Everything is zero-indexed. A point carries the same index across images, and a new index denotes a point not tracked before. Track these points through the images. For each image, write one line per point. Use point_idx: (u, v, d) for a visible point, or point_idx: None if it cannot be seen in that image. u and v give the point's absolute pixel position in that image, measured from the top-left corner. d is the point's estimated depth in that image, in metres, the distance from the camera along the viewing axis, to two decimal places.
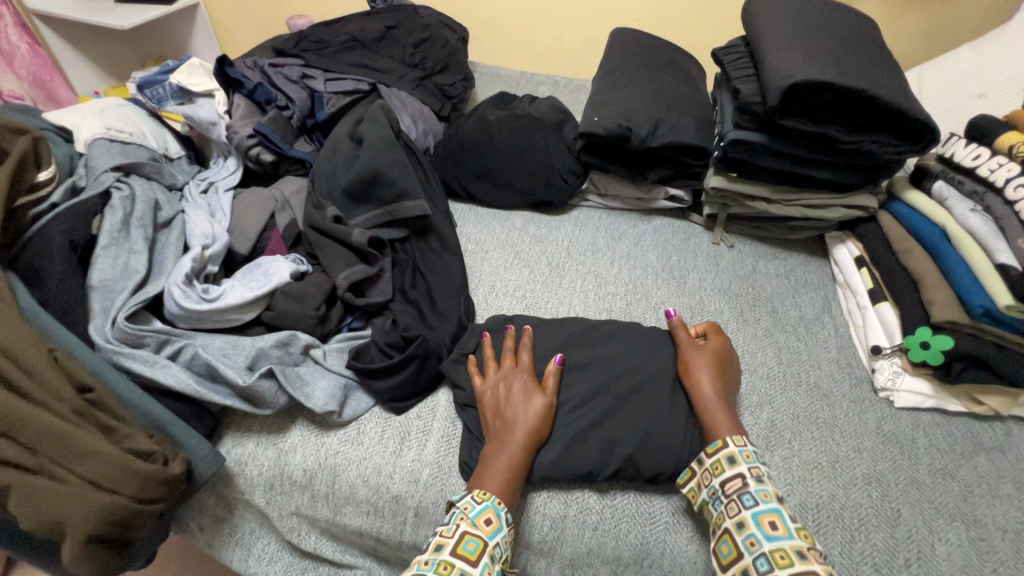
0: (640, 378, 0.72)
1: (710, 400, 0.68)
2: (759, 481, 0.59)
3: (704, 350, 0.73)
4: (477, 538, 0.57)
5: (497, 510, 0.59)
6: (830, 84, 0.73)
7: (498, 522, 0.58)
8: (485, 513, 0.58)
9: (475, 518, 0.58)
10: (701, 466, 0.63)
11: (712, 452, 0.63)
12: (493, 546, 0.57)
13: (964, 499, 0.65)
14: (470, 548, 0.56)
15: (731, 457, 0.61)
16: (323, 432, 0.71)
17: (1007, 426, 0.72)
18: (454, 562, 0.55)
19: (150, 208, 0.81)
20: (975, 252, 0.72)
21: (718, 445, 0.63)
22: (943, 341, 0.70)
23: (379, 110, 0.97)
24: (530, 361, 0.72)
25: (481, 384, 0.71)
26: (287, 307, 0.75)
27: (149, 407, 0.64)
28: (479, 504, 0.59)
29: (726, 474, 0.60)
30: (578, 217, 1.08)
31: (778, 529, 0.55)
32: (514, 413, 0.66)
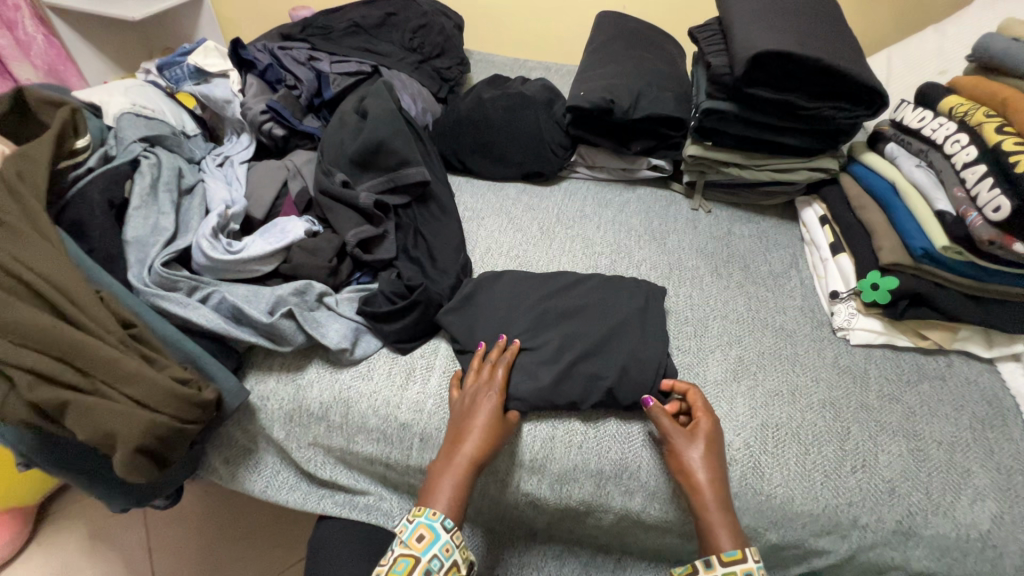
0: (621, 319, 0.81)
1: (712, 505, 0.64)
2: None
3: (692, 440, 0.67)
4: (408, 557, 0.60)
5: (429, 525, 0.63)
6: (790, 54, 0.82)
7: (431, 535, 0.62)
8: (418, 531, 0.62)
9: (408, 539, 0.62)
10: (710, 570, 0.61)
11: (727, 562, 0.61)
12: (427, 560, 0.61)
13: (907, 418, 0.74)
14: (401, 568, 0.60)
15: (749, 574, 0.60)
16: (337, 369, 0.79)
17: (950, 358, 0.81)
18: None
19: (175, 174, 0.89)
20: (919, 202, 0.80)
21: (735, 556, 0.61)
22: (890, 282, 0.78)
23: (382, 87, 1.05)
24: (505, 378, 0.73)
25: (456, 395, 0.74)
26: (303, 260, 0.83)
27: (183, 343, 0.72)
28: (412, 523, 0.63)
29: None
30: (568, 188, 1.16)
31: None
32: (472, 428, 0.68)
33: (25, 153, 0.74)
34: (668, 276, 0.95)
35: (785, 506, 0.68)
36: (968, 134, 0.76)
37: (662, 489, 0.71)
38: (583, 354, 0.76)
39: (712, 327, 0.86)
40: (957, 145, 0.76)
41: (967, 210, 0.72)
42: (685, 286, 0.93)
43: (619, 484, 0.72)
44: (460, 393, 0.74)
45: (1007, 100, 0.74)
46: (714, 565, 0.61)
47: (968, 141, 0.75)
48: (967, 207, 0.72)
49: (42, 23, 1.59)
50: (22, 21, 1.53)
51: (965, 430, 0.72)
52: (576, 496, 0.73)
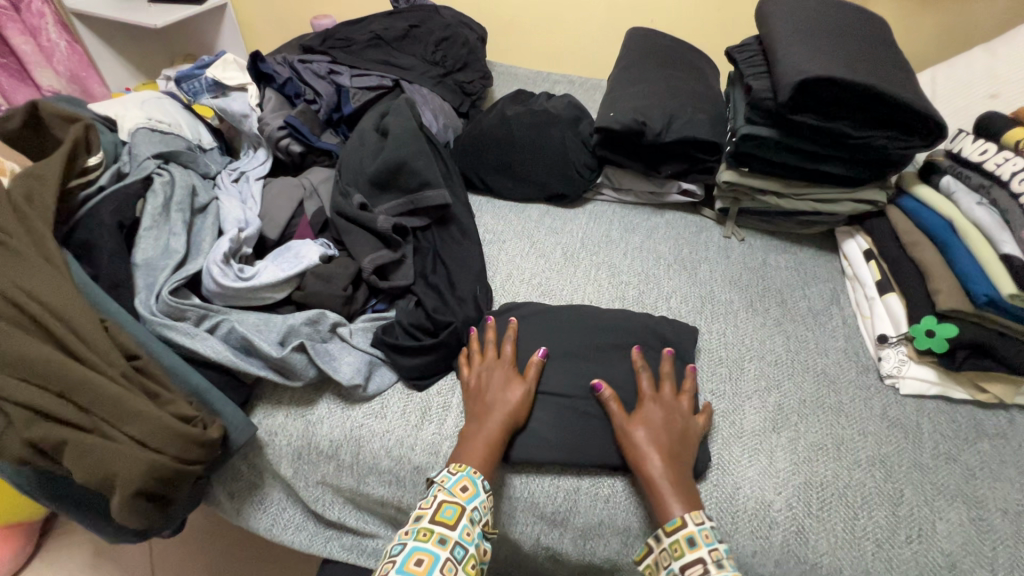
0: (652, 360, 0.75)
1: (660, 478, 0.62)
2: (719, 566, 0.56)
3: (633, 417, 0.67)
4: (454, 504, 0.60)
5: (472, 478, 0.62)
6: (840, 80, 0.76)
7: (474, 489, 0.62)
8: (461, 482, 0.62)
9: (452, 487, 0.61)
10: (659, 544, 0.60)
11: (670, 531, 0.59)
12: (471, 509, 0.60)
13: (966, 482, 0.67)
14: (448, 514, 0.59)
15: (691, 538, 0.58)
16: (349, 405, 0.75)
17: (1011, 414, 0.74)
18: (433, 528, 0.58)
19: (188, 193, 0.86)
20: (981, 243, 0.74)
21: (676, 525, 0.59)
22: (947, 330, 0.72)
23: (404, 104, 1.01)
24: (512, 352, 0.75)
25: (467, 371, 0.75)
26: (317, 287, 0.79)
27: (190, 376, 0.68)
28: (455, 475, 0.62)
29: (685, 558, 0.57)
30: (592, 210, 1.11)
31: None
32: (500, 395, 0.70)
33: (36, 172, 0.72)
34: (700, 310, 0.89)
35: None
36: None
37: None
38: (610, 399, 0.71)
39: (749, 370, 0.80)
40: None
41: None
42: (717, 321, 0.88)
43: None
44: (468, 371, 0.75)
45: None
46: (660, 537, 0.59)
47: None
48: None
49: (64, 31, 1.53)
50: (46, 27, 1.48)
51: None
52: (600, 553, 0.68)
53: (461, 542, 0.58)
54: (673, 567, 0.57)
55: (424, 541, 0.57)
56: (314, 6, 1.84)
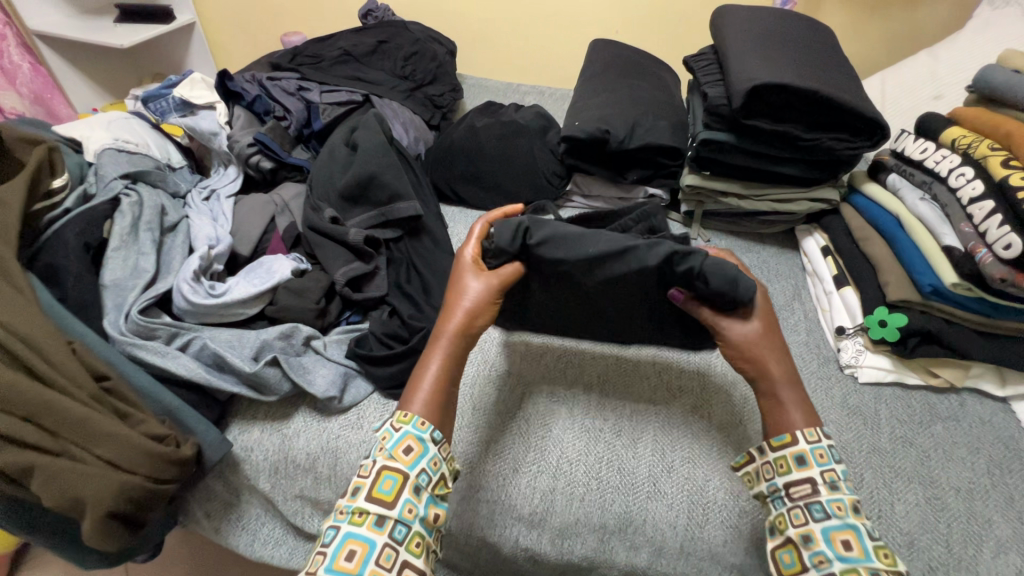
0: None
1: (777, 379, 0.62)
2: (832, 489, 0.54)
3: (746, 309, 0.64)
4: (394, 475, 0.54)
5: (417, 436, 0.57)
6: (787, 86, 0.80)
7: (421, 448, 0.57)
8: (404, 442, 0.56)
9: (393, 450, 0.56)
10: (762, 457, 0.59)
11: (776, 446, 0.58)
12: (414, 477, 0.55)
13: (922, 463, 0.71)
14: (387, 487, 0.54)
15: (801, 457, 0.57)
16: (325, 417, 0.76)
17: (961, 397, 0.78)
18: (368, 508, 0.53)
19: (157, 212, 0.86)
20: (926, 237, 0.78)
21: (785, 441, 0.58)
22: (898, 319, 0.76)
23: (373, 118, 1.03)
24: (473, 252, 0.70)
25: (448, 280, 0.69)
26: (290, 301, 0.79)
27: (161, 395, 0.68)
28: (398, 433, 0.57)
29: (793, 475, 0.56)
30: (563, 217, 1.13)
31: (851, 550, 0.51)
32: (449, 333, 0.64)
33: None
34: None
35: None
36: (973, 167, 0.74)
37: (669, 545, 0.67)
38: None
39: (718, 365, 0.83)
40: (962, 178, 0.75)
41: (976, 246, 0.70)
42: None
43: (623, 539, 0.68)
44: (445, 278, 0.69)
45: (1011, 133, 0.72)
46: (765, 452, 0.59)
47: (973, 175, 0.73)
48: (976, 243, 0.70)
49: (26, 52, 1.56)
50: (6, 49, 1.50)
51: (983, 475, 0.69)
52: (577, 552, 0.69)
53: (402, 520, 0.53)
54: (775, 480, 0.58)
55: (359, 523, 0.53)
56: (284, 25, 1.85)
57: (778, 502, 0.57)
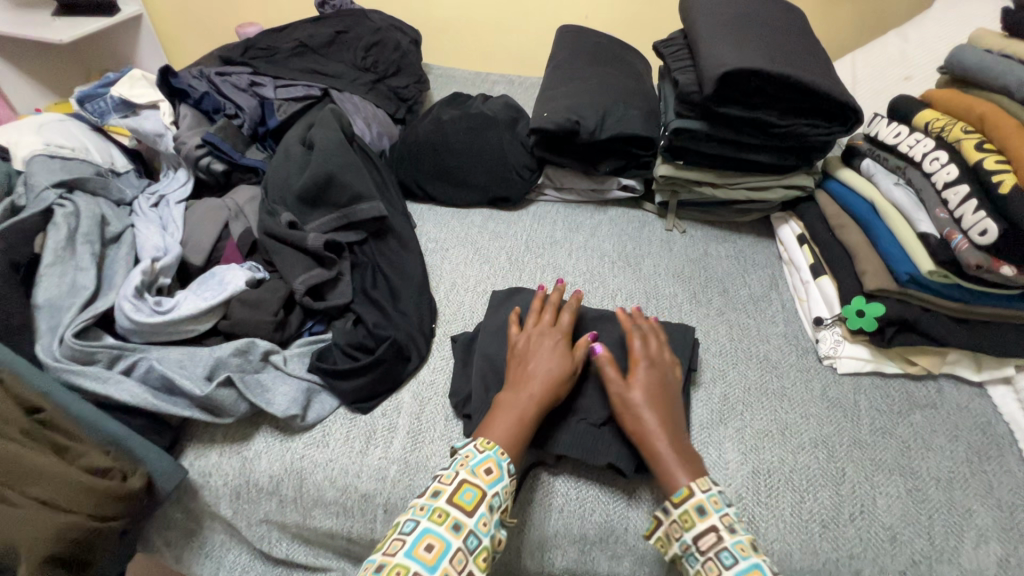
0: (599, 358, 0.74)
1: (665, 450, 0.60)
2: (732, 532, 0.54)
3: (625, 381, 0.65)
4: (474, 488, 0.56)
5: (498, 461, 0.58)
6: (759, 71, 0.77)
7: (498, 472, 0.57)
8: (485, 463, 0.57)
9: (475, 467, 0.57)
10: (668, 516, 0.57)
11: (678, 502, 0.57)
12: (491, 496, 0.56)
13: (902, 454, 0.70)
14: (468, 497, 0.55)
15: (700, 507, 0.56)
16: (288, 437, 0.71)
17: (939, 384, 0.78)
18: (449, 510, 0.54)
19: (96, 223, 0.80)
20: (901, 223, 0.76)
21: (683, 495, 0.57)
22: (876, 308, 0.75)
23: (330, 114, 0.97)
24: (569, 323, 0.72)
25: (517, 333, 0.72)
26: (243, 315, 0.74)
27: (104, 423, 0.63)
28: (481, 453, 0.58)
29: (697, 528, 0.55)
30: (536, 211, 1.10)
31: (705, 511, 0.56)
32: (535, 381, 0.64)
33: None
34: (645, 305, 0.90)
35: (784, 562, 0.63)
36: (947, 151, 0.73)
37: (652, 552, 0.65)
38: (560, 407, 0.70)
39: (697, 361, 0.80)
40: (936, 163, 0.73)
41: (952, 232, 0.69)
42: (662, 315, 0.88)
43: (605, 548, 0.66)
44: (519, 331, 0.72)
45: (984, 115, 0.70)
46: (668, 510, 0.57)
47: (947, 159, 0.72)
48: (951, 229, 0.69)
49: None
50: None
51: (962, 464, 0.69)
52: (558, 563, 0.67)
53: (476, 531, 0.54)
54: (668, 526, 0.57)
55: (438, 523, 0.53)
56: (238, 16, 1.76)
57: (666, 512, 0.58)
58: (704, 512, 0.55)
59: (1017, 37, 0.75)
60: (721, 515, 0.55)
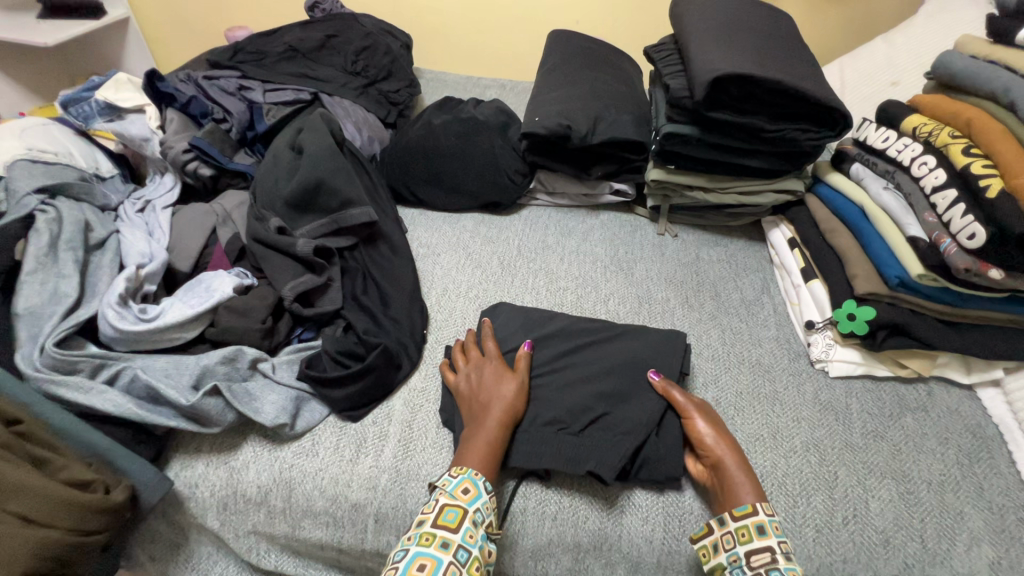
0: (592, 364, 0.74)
1: (731, 464, 0.62)
2: (787, 557, 0.56)
3: (704, 413, 0.67)
4: (455, 508, 0.58)
5: (474, 480, 0.60)
6: (750, 76, 0.78)
7: (476, 490, 0.60)
8: (463, 485, 0.60)
9: (453, 491, 0.59)
10: (723, 527, 0.59)
11: (739, 517, 0.58)
12: (473, 512, 0.58)
13: (894, 457, 0.70)
14: (450, 517, 0.57)
15: (761, 527, 0.58)
16: (276, 446, 0.70)
17: (929, 387, 0.78)
18: (435, 532, 0.56)
19: (80, 229, 0.79)
20: (891, 227, 0.77)
21: (746, 510, 0.59)
22: (868, 312, 0.75)
23: (320, 119, 0.96)
24: (497, 349, 0.74)
25: (454, 378, 0.73)
26: (230, 322, 0.72)
27: (86, 435, 0.61)
28: (456, 478, 0.60)
29: (754, 544, 0.57)
30: (528, 216, 1.09)
31: (765, 534, 0.57)
32: (494, 407, 0.66)
33: None
34: (638, 310, 0.90)
35: None
36: (935, 156, 0.73)
37: (646, 560, 0.64)
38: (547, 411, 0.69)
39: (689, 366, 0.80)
40: (925, 167, 0.74)
41: (941, 236, 0.69)
42: (655, 320, 0.88)
43: (599, 556, 0.65)
44: (456, 376, 0.73)
45: (971, 120, 0.71)
46: (726, 521, 0.59)
47: (936, 163, 0.73)
48: (940, 233, 0.69)
49: None
50: None
51: (953, 467, 0.69)
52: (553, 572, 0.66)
53: (464, 545, 0.56)
54: (719, 534, 0.59)
55: (427, 546, 0.55)
56: (228, 19, 1.74)
57: (721, 523, 0.59)
58: (765, 533, 0.57)
59: (1002, 43, 0.76)
60: (780, 542, 0.57)
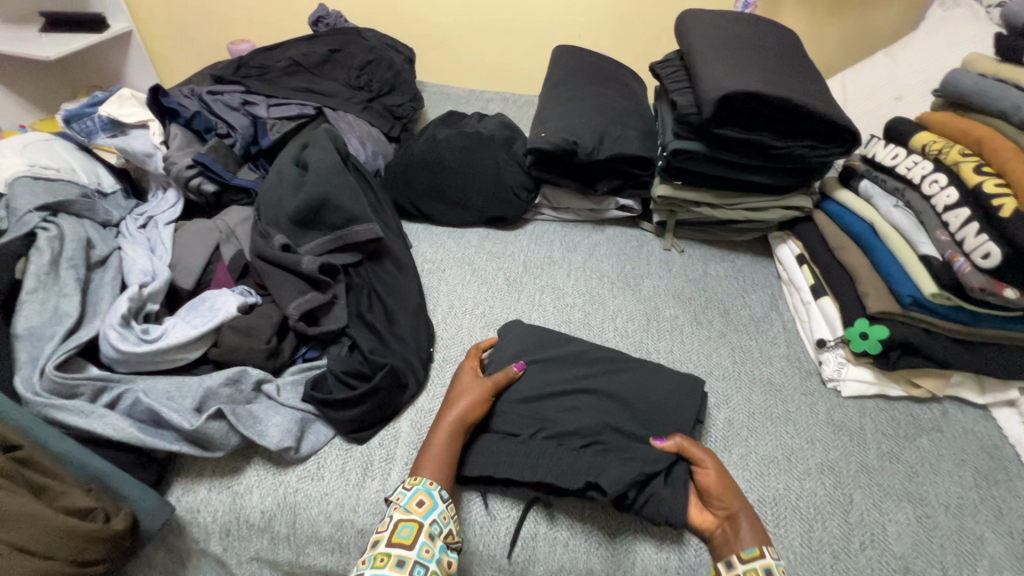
0: (602, 391, 0.72)
1: (743, 512, 0.59)
2: None
3: (713, 460, 0.63)
4: (410, 522, 0.57)
5: (428, 490, 0.60)
6: (758, 94, 0.77)
7: (431, 501, 0.59)
8: (417, 496, 0.59)
9: (408, 504, 0.59)
10: (731, 570, 0.55)
11: (746, 559, 0.55)
12: (430, 525, 0.58)
13: (910, 480, 0.69)
14: (405, 533, 0.56)
15: (769, 570, 0.54)
16: (281, 470, 0.68)
17: (943, 406, 0.77)
18: (390, 552, 0.55)
19: (82, 246, 0.78)
20: (903, 246, 0.76)
21: (754, 553, 0.55)
22: (880, 331, 0.74)
23: (324, 134, 0.95)
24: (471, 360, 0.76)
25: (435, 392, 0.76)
26: (234, 343, 0.71)
27: (87, 460, 0.60)
28: (410, 490, 0.60)
29: None
30: (533, 231, 1.09)
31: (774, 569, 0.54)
32: (448, 411, 0.68)
33: None
34: (646, 327, 0.88)
35: None
36: (946, 174, 0.73)
37: None
38: (557, 433, 0.68)
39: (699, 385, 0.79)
40: (936, 186, 0.73)
41: (954, 254, 0.69)
42: (663, 337, 0.87)
43: None
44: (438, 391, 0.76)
45: (982, 138, 0.71)
46: (733, 563, 0.56)
47: (947, 181, 0.72)
48: (953, 251, 0.69)
49: None
50: None
51: (971, 490, 0.68)
52: None
53: (420, 560, 0.55)
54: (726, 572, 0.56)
55: (381, 567, 0.53)
56: (231, 33, 1.75)
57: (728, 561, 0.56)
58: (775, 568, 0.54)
59: (1011, 61, 0.76)
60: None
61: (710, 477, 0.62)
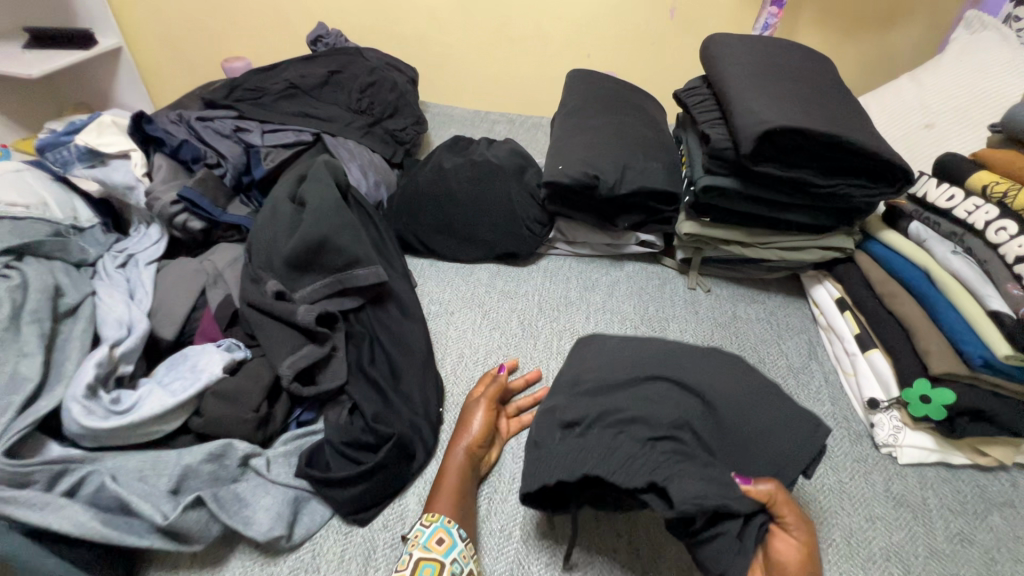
0: (677, 377, 0.60)
1: None
2: None
3: (807, 536, 0.51)
4: (432, 562, 0.54)
5: (448, 528, 0.57)
6: (802, 130, 0.70)
7: (451, 540, 0.56)
8: (437, 535, 0.56)
9: (427, 542, 0.56)
10: None
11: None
12: (450, 564, 0.55)
13: (988, 569, 0.60)
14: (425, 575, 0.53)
15: None
16: (270, 560, 0.59)
17: (1012, 477, 0.69)
18: None
19: (48, 296, 0.69)
20: (965, 299, 0.69)
21: None
22: (944, 395, 0.66)
23: (323, 166, 0.87)
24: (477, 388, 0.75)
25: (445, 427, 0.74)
26: (218, 411, 0.62)
27: (39, 563, 0.51)
28: (429, 528, 0.57)
29: None
30: (547, 267, 1.01)
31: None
32: (456, 442, 0.67)
33: None
34: None
35: None
36: (1015, 221, 0.67)
37: None
38: (622, 421, 0.55)
39: None
40: (1003, 234, 0.67)
41: None
42: None
43: None
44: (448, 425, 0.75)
45: None
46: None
47: (1017, 230, 0.66)
48: None
49: None
50: None
51: None
52: None
53: None
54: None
55: None
56: (226, 50, 1.67)
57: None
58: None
59: None
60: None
61: (795, 551, 0.50)
